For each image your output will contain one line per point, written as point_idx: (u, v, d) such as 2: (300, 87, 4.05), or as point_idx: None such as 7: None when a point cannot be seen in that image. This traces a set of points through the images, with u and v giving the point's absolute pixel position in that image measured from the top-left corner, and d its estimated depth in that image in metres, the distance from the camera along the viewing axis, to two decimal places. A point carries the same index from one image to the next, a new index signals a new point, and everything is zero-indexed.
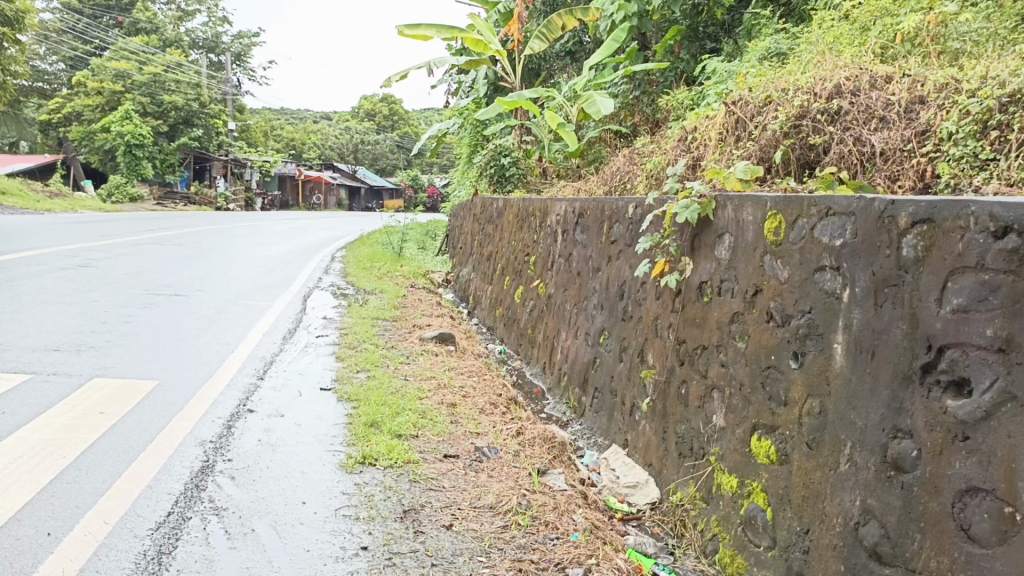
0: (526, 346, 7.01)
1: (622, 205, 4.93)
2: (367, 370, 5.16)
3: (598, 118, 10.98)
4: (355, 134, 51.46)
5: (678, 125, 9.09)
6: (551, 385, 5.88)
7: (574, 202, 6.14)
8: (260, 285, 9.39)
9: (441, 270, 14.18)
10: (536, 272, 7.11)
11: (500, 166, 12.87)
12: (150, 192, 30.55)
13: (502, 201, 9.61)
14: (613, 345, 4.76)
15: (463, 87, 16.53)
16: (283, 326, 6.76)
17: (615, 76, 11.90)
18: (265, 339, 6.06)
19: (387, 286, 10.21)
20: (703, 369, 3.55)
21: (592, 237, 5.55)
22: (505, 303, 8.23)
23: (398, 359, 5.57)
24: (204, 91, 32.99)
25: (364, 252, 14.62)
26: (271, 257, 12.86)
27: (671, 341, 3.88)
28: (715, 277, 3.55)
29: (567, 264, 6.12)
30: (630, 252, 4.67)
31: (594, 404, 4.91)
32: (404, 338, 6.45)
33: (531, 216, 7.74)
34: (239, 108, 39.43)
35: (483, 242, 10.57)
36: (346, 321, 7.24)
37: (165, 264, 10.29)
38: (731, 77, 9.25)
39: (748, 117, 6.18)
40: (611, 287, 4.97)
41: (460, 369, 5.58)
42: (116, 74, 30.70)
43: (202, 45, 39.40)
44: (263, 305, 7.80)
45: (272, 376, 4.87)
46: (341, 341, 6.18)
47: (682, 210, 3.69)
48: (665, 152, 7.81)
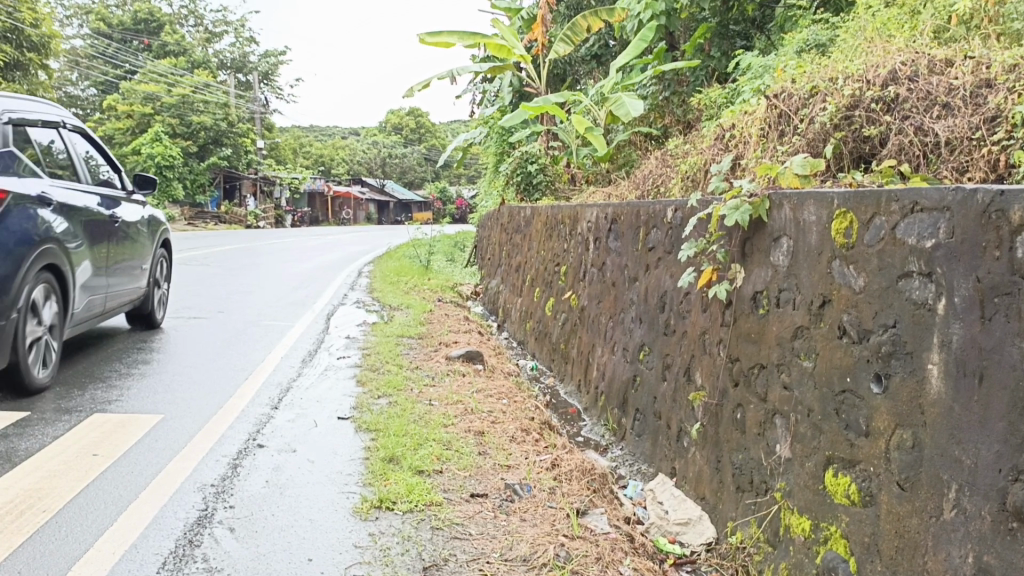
0: (559, 362, 6.61)
1: (659, 209, 4.53)
2: (388, 395, 4.80)
3: (628, 120, 10.59)
4: (383, 148, 51.50)
5: (713, 124, 8.67)
6: (587, 405, 5.47)
7: (606, 207, 5.74)
8: (282, 304, 9.09)
9: (469, 282, 13.83)
10: (568, 283, 6.72)
11: (528, 174, 12.69)
12: (181, 213, 30.64)
13: (530, 209, 9.23)
14: (655, 361, 4.35)
15: (488, 95, 16.21)
16: (302, 347, 6.43)
17: (644, 77, 11.51)
18: (283, 362, 5.72)
19: (414, 301, 9.88)
20: (761, 392, 3.12)
21: (626, 244, 5.15)
22: (536, 316, 7.85)
23: (423, 381, 5.20)
24: (231, 110, 33.15)
25: (390, 267, 14.31)
26: (296, 275, 12.58)
27: (723, 359, 3.46)
28: (772, 286, 3.13)
29: (601, 274, 5.72)
30: (671, 260, 4.26)
31: (636, 426, 4.50)
32: (430, 357, 6.08)
33: (561, 224, 7.34)
34: (267, 126, 39.56)
35: (512, 253, 10.20)
36: (369, 340, 6.90)
37: (186, 285, 10.01)
38: (768, 72, 8.82)
39: (792, 111, 5.78)
40: (650, 298, 4.56)
41: (488, 390, 5.19)
42: (145, 96, 30.87)
43: (230, 65, 39.64)
44: (283, 325, 7.49)
45: (287, 404, 4.53)
46: (363, 362, 5.83)
47: (731, 210, 3.28)
48: (701, 152, 7.40)
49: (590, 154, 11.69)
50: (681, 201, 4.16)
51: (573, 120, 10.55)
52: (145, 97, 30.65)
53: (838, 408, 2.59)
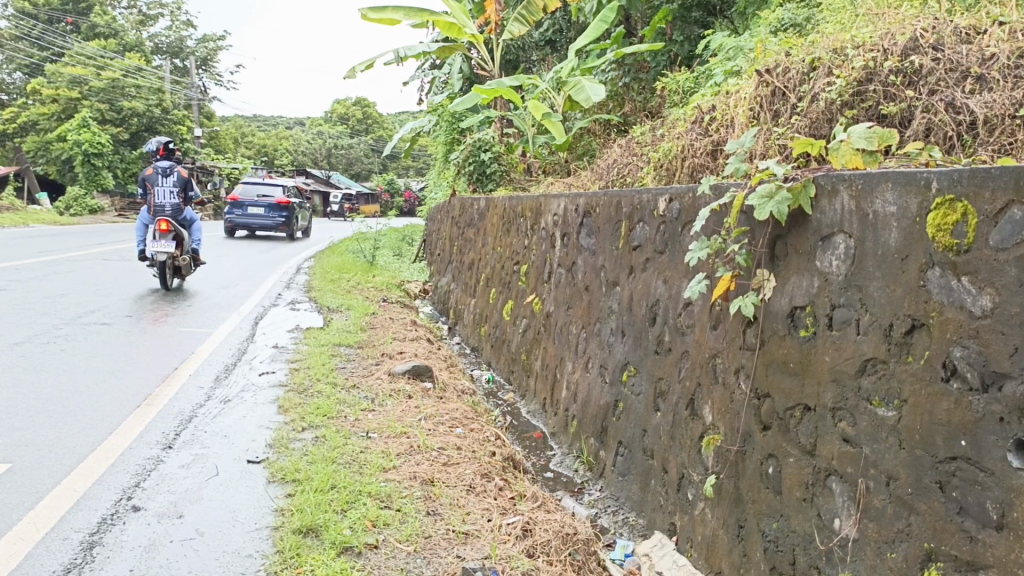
0: (520, 375, 5.80)
1: (648, 198, 3.74)
2: (317, 426, 3.93)
3: (589, 106, 9.82)
4: (328, 139, 49.98)
5: (684, 109, 7.95)
6: (556, 430, 4.67)
7: (576, 197, 4.95)
8: (206, 306, 8.09)
9: (417, 279, 12.92)
10: (529, 284, 5.91)
11: (480, 162, 11.96)
12: (109, 203, 28.84)
13: (484, 201, 8.39)
14: (645, 385, 3.55)
15: (437, 81, 15.25)
16: (218, 360, 5.50)
17: (604, 61, 10.73)
18: (192, 382, 4.78)
19: (355, 301, 8.96)
20: (807, 444, 2.33)
21: (603, 241, 4.36)
22: (491, 320, 7.03)
23: (359, 407, 4.34)
24: (166, 95, 31.53)
25: (332, 263, 13.32)
26: (225, 272, 11.55)
27: (744, 394, 2.67)
28: (820, 301, 2.34)
29: (570, 275, 4.92)
30: (665, 261, 3.48)
31: (619, 463, 3.71)
32: (370, 373, 5.20)
33: (519, 218, 6.53)
34: (206, 115, 37.98)
35: (464, 249, 9.34)
36: (303, 349, 6.01)
37: (98, 286, 8.92)
38: (742, 54, 8.09)
39: (789, 88, 5.00)
40: (636, 308, 3.76)
41: (441, 415, 4.36)
42: (72, 80, 29.08)
43: (165, 50, 37.87)
44: (201, 332, 6.53)
45: (183, 441, 3.63)
46: (288, 380, 4.93)
47: (762, 198, 2.48)
48: (676, 138, 6.62)
49: (548, 142, 10.86)
50: (682, 187, 3.37)
51: (529, 105, 9.72)
52: (71, 81, 28.88)
53: (945, 482, 1.82)
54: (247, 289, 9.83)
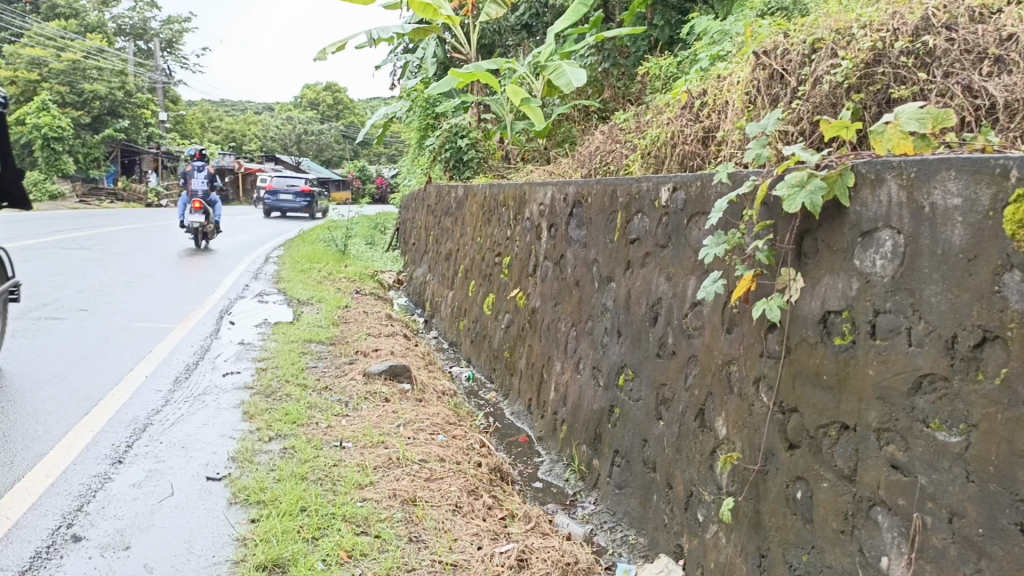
0: (503, 373, 5.50)
1: (648, 188, 3.44)
2: (286, 436, 3.60)
3: (570, 91, 9.50)
4: (299, 124, 49.17)
5: (669, 94, 7.66)
6: (543, 434, 4.38)
7: (564, 185, 4.65)
8: (169, 300, 7.70)
9: (391, 268, 12.56)
10: (512, 278, 5.61)
11: (456, 148, 11.47)
12: (72, 189, 28.10)
13: (462, 189, 8.06)
14: (646, 391, 3.26)
15: (410, 65, 14.83)
16: (180, 358, 5.15)
17: (584, 45, 10.40)
18: (149, 385, 4.43)
19: (327, 293, 8.60)
20: (845, 467, 2.05)
21: (596, 233, 4.07)
22: (470, 314, 6.73)
23: (332, 412, 4.03)
24: (129, 78, 30.68)
25: (302, 252, 12.90)
26: (191, 262, 11.12)
27: (765, 407, 2.38)
28: (859, 305, 2.05)
29: (558, 269, 4.62)
30: (669, 256, 3.18)
31: (615, 474, 3.43)
32: (343, 373, 4.87)
33: (500, 207, 6.22)
34: (173, 99, 37.19)
35: (440, 238, 9.00)
36: (271, 346, 5.67)
37: (54, 277, 8.49)
38: (729, 38, 7.79)
39: (789, 71, 4.70)
40: (634, 307, 3.47)
41: (421, 419, 4.05)
42: (31, 62, 28.23)
43: (129, 32, 36.96)
44: (162, 327, 6.16)
45: (135, 455, 3.29)
46: (254, 382, 4.59)
47: (791, 187, 2.18)
48: (664, 124, 6.31)
49: (526, 128, 10.52)
50: (689, 176, 3.07)
51: (508, 90, 9.37)
52: (30, 62, 28.03)
53: None
54: (213, 280, 9.44)
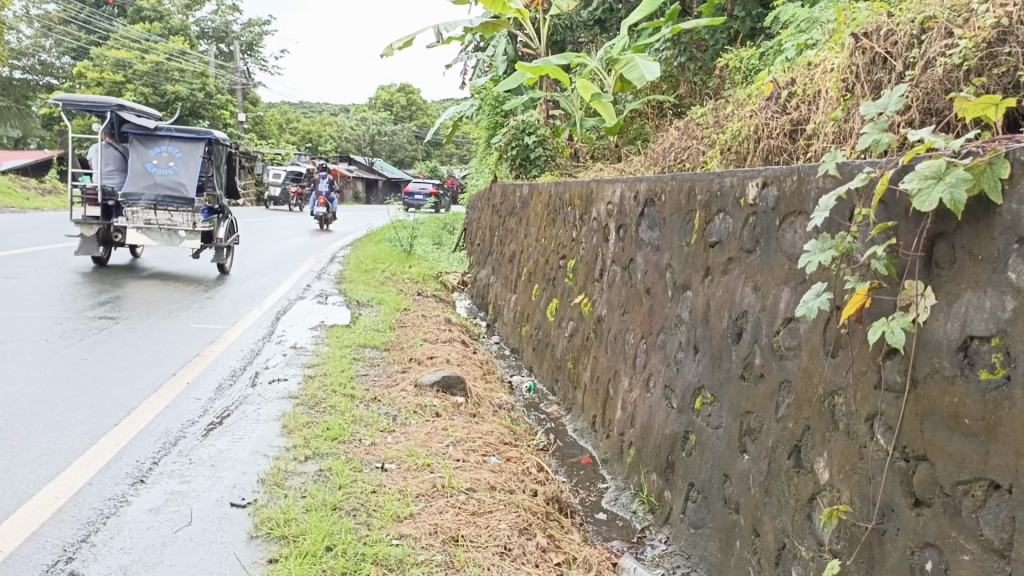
0: (566, 386, 5.11)
1: (732, 184, 3.00)
2: (323, 455, 3.27)
3: (643, 85, 9.03)
4: (372, 125, 49.59)
5: (751, 87, 7.14)
6: (609, 456, 3.98)
7: (634, 182, 4.23)
8: (228, 299, 7.54)
9: (456, 269, 12.28)
10: (578, 282, 5.21)
11: (524, 146, 11.21)
12: None
13: (528, 188, 7.69)
14: (728, 417, 2.83)
15: (479, 64, 14.55)
16: (225, 363, 4.91)
17: (659, 38, 9.90)
18: (189, 393, 4.19)
19: (388, 294, 8.34)
20: (997, 539, 1.60)
21: (670, 236, 3.64)
22: (533, 319, 6.35)
23: (377, 429, 3.70)
24: (208, 80, 31.28)
25: (366, 252, 12.73)
26: (255, 262, 11.04)
27: (883, 452, 1.94)
28: (1020, 330, 1.59)
29: (628, 274, 4.20)
30: (759, 262, 2.73)
31: (690, 511, 3.00)
32: (394, 383, 4.55)
33: (567, 206, 5.82)
34: (251, 100, 37.94)
35: (505, 239, 8.65)
36: (322, 351, 5.40)
37: (118, 275, 8.44)
38: (818, 26, 7.23)
39: (896, 56, 4.21)
40: (714, 320, 3.03)
41: (473, 437, 3.70)
42: (116, 63, 29.07)
43: (211, 34, 37.84)
44: (214, 329, 5.96)
45: (158, 474, 3.01)
46: (300, 391, 4.31)
47: (925, 179, 1.73)
48: (747, 116, 5.81)
49: (597, 125, 10.07)
50: (782, 168, 2.63)
51: (578, 85, 8.95)
52: (115, 64, 28.86)
53: None
54: (275, 280, 9.29)
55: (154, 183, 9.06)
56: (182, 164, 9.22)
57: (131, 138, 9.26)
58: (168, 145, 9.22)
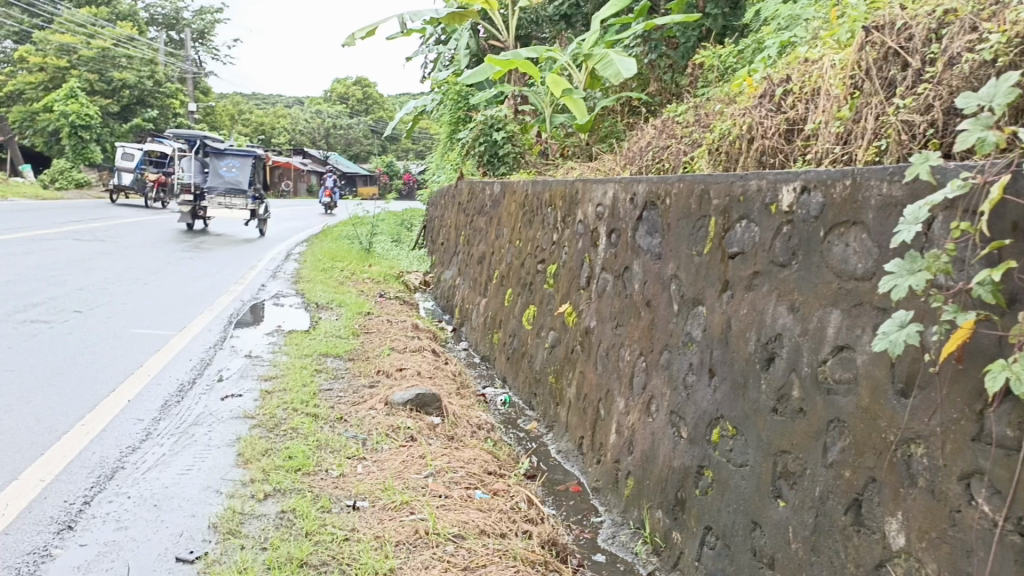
0: (546, 402, 4.73)
1: (760, 187, 2.64)
2: (286, 492, 2.84)
3: (618, 82, 8.69)
4: (327, 118, 48.65)
5: (734, 85, 6.85)
6: (600, 485, 3.62)
7: (630, 182, 3.87)
8: (176, 300, 7.02)
9: (417, 268, 11.84)
10: (559, 289, 4.84)
11: (491, 142, 10.76)
12: (97, 178, 27.82)
13: (498, 186, 7.29)
14: (757, 456, 2.47)
15: (443, 57, 14.10)
16: (171, 375, 4.43)
17: (631, 33, 9.57)
18: (130, 412, 3.72)
19: (347, 295, 7.89)
20: None
21: (675, 243, 3.28)
22: (506, 326, 5.97)
23: (345, 457, 3.28)
24: (158, 67, 30.22)
25: (324, 249, 12.22)
26: (205, 259, 10.44)
27: (988, 523, 1.60)
28: None
29: (623, 282, 3.84)
30: (797, 280, 2.38)
31: (708, 559, 2.65)
32: (361, 400, 4.14)
33: (546, 207, 5.44)
34: (203, 90, 36.89)
35: (472, 239, 8.24)
36: (280, 361, 4.95)
37: (55, 272, 7.86)
38: (802, 24, 6.97)
39: (909, 50, 3.88)
40: (736, 342, 2.68)
41: (454, 467, 3.30)
42: (60, 48, 27.95)
43: (161, 21, 36.68)
44: (160, 335, 5.46)
45: (89, 519, 2.57)
46: (256, 409, 3.86)
47: None
48: (736, 114, 5.48)
49: (567, 122, 9.71)
50: (829, 172, 2.27)
51: (549, 80, 8.56)
52: (59, 49, 27.76)
53: None
54: (226, 278, 8.77)
55: (224, 180, 14.69)
56: (238, 168, 14.77)
57: (209, 154, 14.75)
58: (231, 159, 14.74)
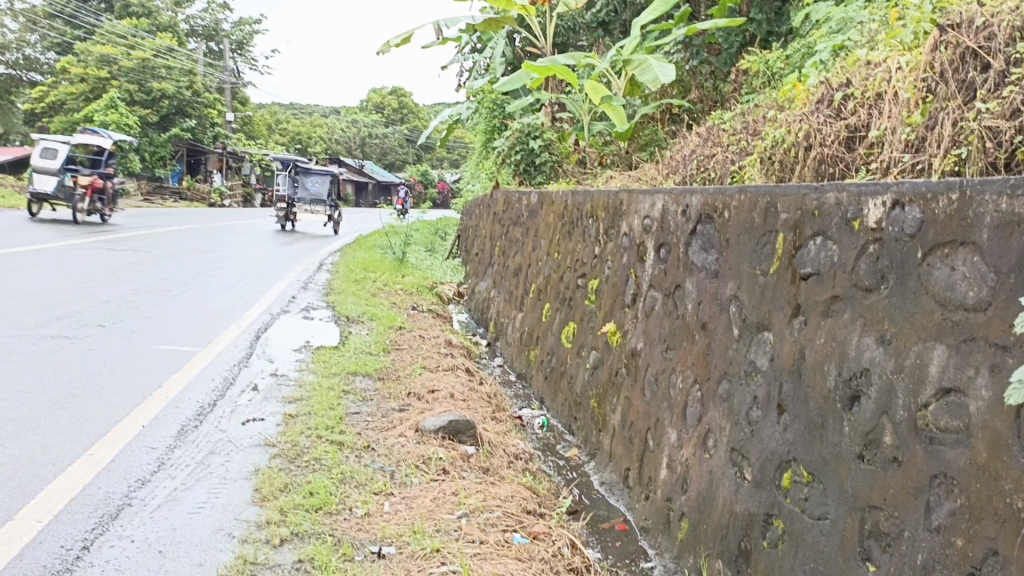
0: (587, 427, 4.43)
1: (840, 200, 2.32)
2: (304, 536, 2.57)
3: (656, 88, 8.36)
4: (362, 127, 48.73)
5: (784, 91, 6.51)
6: (650, 525, 3.31)
7: (681, 193, 3.55)
8: (204, 313, 6.83)
9: (451, 279, 11.60)
10: (601, 306, 4.54)
11: (529, 150, 10.36)
12: (136, 187, 28.09)
13: (536, 195, 7.01)
14: (840, 509, 2.16)
15: (479, 65, 13.87)
16: (192, 396, 4.20)
17: (673, 37, 9.22)
18: (144, 439, 3.49)
19: (379, 308, 7.66)
20: None
21: (735, 261, 2.96)
22: (544, 343, 5.68)
23: (372, 493, 3.01)
24: (197, 77, 30.43)
25: (357, 259, 12.05)
26: (237, 270, 10.28)
27: None
28: None
29: (674, 302, 3.52)
30: (887, 308, 2.06)
31: None
32: (390, 425, 3.87)
33: (586, 218, 5.14)
34: (241, 100, 37.19)
35: (508, 251, 7.96)
36: (307, 380, 4.70)
37: (84, 283, 7.72)
38: (857, 25, 6.61)
39: (991, 50, 3.50)
40: (811, 376, 2.36)
41: (490, 507, 3.00)
42: (101, 59, 28.26)
43: (200, 32, 37.04)
44: (184, 352, 5.26)
45: (87, 569, 2.32)
46: (279, 435, 3.61)
47: None
48: (791, 120, 5.14)
49: (606, 130, 9.39)
50: (930, 184, 1.95)
51: (587, 86, 8.27)
52: (100, 60, 28.07)
53: None
54: (257, 290, 8.58)
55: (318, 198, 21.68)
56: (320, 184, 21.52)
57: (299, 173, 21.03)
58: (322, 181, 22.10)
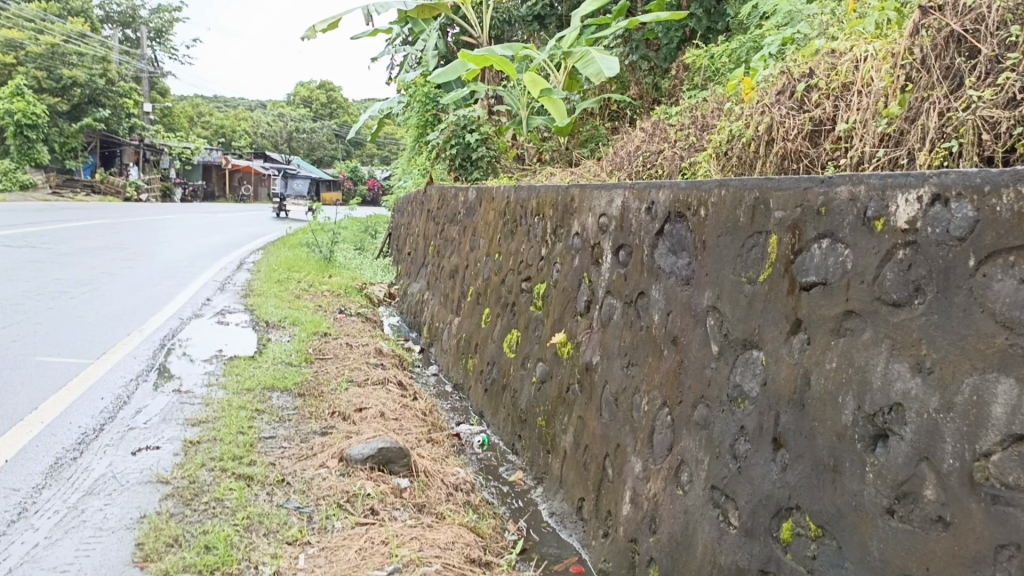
0: (534, 447, 3.98)
1: (854, 196, 1.92)
2: None
3: (599, 81, 7.97)
4: (290, 121, 47.44)
5: (732, 84, 6.20)
6: (611, 568, 2.88)
7: (645, 187, 3.13)
8: (102, 319, 6.14)
9: (382, 278, 11.06)
10: (549, 313, 4.10)
11: (464, 144, 9.96)
12: (44, 179, 26.57)
13: (473, 191, 6.53)
14: (862, 574, 1.76)
15: (410, 57, 13.28)
16: (75, 421, 3.62)
17: (614, 30, 8.80)
18: (6, 480, 2.91)
19: (302, 312, 7.07)
20: None
21: (712, 266, 2.55)
22: (483, 351, 5.22)
23: (282, 548, 2.50)
24: (112, 66, 29.04)
25: (280, 257, 11.38)
26: (147, 268, 9.52)
27: None
28: None
29: (637, 311, 3.09)
30: (926, 329, 1.66)
31: None
32: (310, 453, 3.36)
33: (531, 216, 4.69)
34: (161, 91, 35.65)
35: (443, 250, 7.48)
36: (215, 397, 4.12)
37: None
38: (805, 19, 6.28)
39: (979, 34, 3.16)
40: (819, 407, 1.95)
41: (428, 559, 2.52)
42: (5, 44, 26.60)
43: (117, 19, 35.36)
44: (72, 365, 4.61)
45: None
46: (175, 469, 3.06)
47: None
48: (750, 112, 4.74)
49: (545, 124, 8.97)
50: (986, 175, 1.56)
51: (526, 79, 7.77)
52: (4, 44, 26.43)
53: None
54: (168, 292, 7.88)
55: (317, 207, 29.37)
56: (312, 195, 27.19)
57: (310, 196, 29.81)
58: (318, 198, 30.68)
